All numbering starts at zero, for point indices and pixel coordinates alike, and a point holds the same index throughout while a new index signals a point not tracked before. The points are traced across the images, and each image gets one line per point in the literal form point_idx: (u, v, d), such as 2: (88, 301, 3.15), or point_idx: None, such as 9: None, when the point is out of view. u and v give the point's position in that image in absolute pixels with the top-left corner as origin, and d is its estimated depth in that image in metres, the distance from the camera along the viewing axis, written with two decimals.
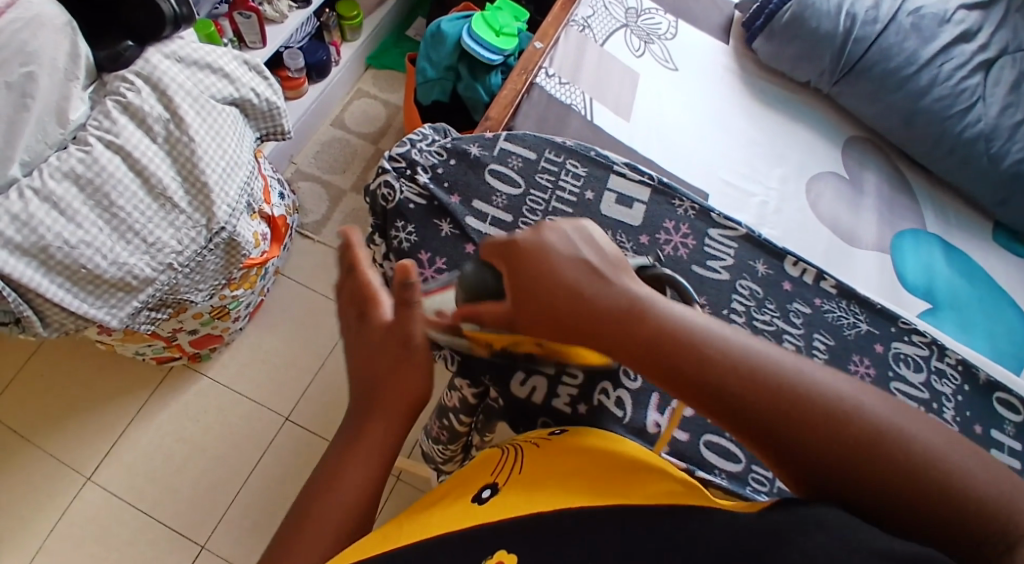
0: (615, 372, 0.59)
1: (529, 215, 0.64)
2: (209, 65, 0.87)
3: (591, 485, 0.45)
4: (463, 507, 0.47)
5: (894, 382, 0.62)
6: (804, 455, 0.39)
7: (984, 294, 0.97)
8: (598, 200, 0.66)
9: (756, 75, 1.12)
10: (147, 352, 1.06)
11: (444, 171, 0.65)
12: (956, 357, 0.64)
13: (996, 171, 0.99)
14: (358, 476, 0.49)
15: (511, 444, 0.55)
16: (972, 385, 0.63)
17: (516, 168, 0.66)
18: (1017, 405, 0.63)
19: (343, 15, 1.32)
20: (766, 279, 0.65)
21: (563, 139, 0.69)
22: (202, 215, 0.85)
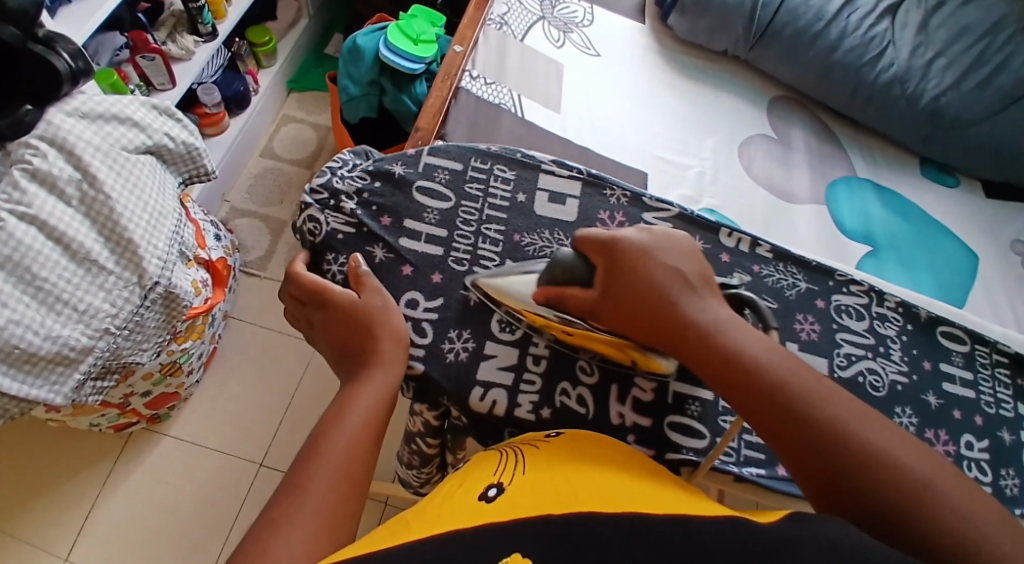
0: (571, 370, 0.59)
1: (463, 227, 0.64)
2: (116, 117, 0.84)
3: (592, 485, 0.45)
4: (470, 504, 0.44)
5: (839, 334, 0.63)
6: (823, 473, 0.44)
7: (921, 229, 1.00)
8: (530, 200, 0.66)
9: (676, 50, 1.13)
10: (102, 422, 1.03)
11: (371, 194, 0.63)
12: (895, 300, 0.65)
13: (915, 110, 1.02)
14: (335, 463, 0.46)
15: (509, 448, 0.53)
16: (915, 323, 0.65)
17: (445, 182, 0.65)
18: (961, 336, 0.65)
19: (256, 42, 1.29)
20: (704, 254, 0.66)
21: (487, 145, 0.68)
22: (132, 273, 0.83)
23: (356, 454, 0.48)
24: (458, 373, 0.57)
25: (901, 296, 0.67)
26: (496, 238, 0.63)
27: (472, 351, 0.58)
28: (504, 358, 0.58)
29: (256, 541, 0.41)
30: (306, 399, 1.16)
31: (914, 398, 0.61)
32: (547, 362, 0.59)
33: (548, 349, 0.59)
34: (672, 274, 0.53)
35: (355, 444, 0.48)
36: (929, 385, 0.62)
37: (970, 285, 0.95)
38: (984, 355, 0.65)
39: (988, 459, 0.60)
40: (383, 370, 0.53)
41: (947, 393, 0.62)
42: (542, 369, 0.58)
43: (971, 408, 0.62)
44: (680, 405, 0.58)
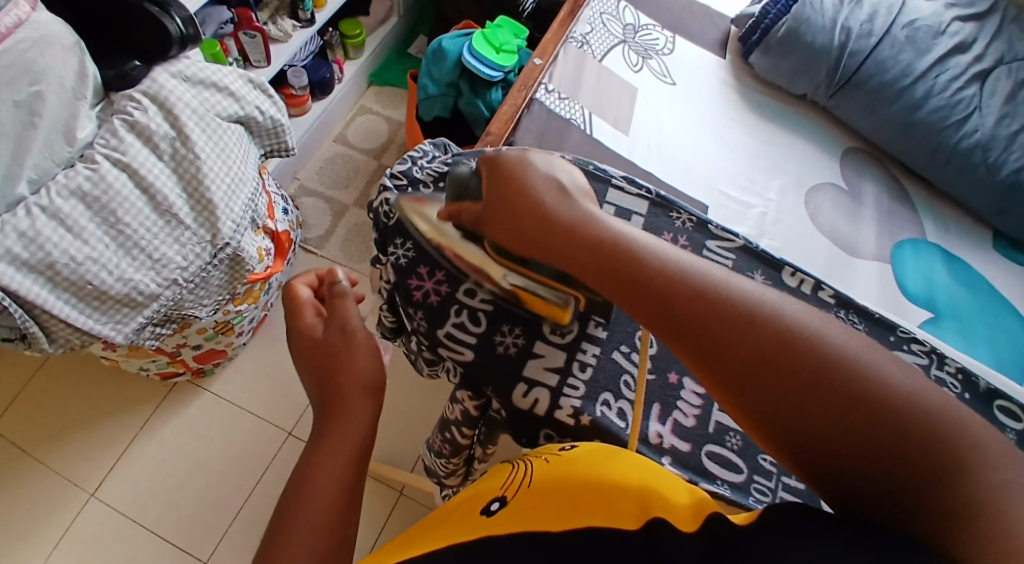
0: (616, 383, 0.59)
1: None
2: (215, 85, 0.88)
3: (602, 499, 0.45)
4: (473, 517, 0.46)
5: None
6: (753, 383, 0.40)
7: (986, 303, 0.97)
8: None
9: (753, 88, 1.13)
10: (152, 368, 1.07)
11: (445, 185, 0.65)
12: (956, 365, 0.64)
13: (995, 179, 1.00)
14: (332, 471, 0.48)
15: (520, 461, 0.55)
16: (973, 393, 0.63)
17: None
18: (1018, 414, 0.62)
19: (347, 34, 1.34)
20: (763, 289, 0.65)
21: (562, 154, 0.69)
22: (206, 231, 0.86)
23: (351, 462, 0.49)
24: (504, 366, 0.59)
25: (963, 363, 0.65)
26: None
27: (522, 347, 0.59)
28: (551, 359, 0.59)
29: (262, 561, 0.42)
30: None
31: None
32: (592, 370, 0.59)
33: (595, 358, 0.60)
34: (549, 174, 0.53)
35: (350, 454, 0.49)
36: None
37: None
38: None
39: None
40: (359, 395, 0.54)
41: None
42: (587, 377, 0.59)
43: None
44: (720, 437, 0.58)
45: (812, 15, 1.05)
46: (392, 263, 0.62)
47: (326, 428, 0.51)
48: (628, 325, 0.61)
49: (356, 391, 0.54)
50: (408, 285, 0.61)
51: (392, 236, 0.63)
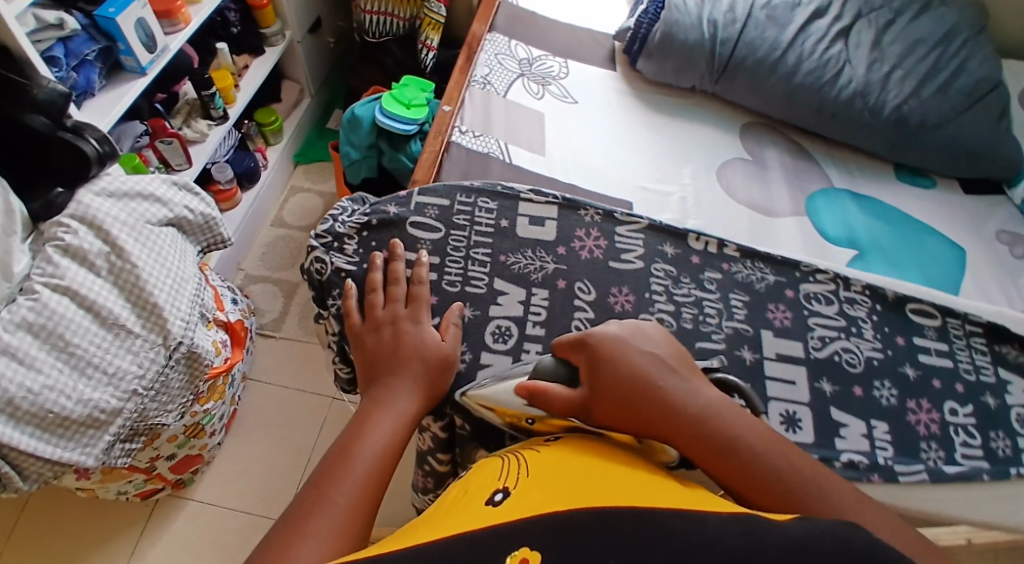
0: None
1: (454, 253, 0.68)
2: (139, 194, 0.92)
3: (597, 488, 0.47)
4: (477, 509, 0.46)
5: (811, 319, 0.67)
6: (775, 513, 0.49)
7: (903, 229, 1.05)
8: (513, 227, 0.70)
9: (649, 92, 1.21)
10: (130, 489, 1.08)
11: (369, 233, 0.68)
12: (861, 283, 0.70)
13: (881, 119, 1.09)
14: (356, 482, 0.50)
15: (511, 453, 0.57)
16: (883, 303, 0.69)
17: (435, 217, 0.70)
18: (930, 311, 0.69)
19: (262, 122, 1.38)
20: (676, 259, 0.69)
21: (471, 183, 0.73)
22: (157, 334, 0.89)
23: (371, 476, 0.51)
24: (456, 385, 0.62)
25: (869, 280, 0.71)
26: (484, 261, 0.68)
27: (470, 361, 0.63)
28: (499, 366, 0.63)
29: (275, 545, 0.45)
30: (328, 449, 1.20)
31: (890, 371, 0.65)
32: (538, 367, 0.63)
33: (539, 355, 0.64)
34: (643, 348, 0.57)
35: (372, 467, 0.52)
36: (905, 359, 0.66)
37: (959, 277, 1.01)
38: (957, 327, 0.69)
39: (975, 423, 0.64)
40: (406, 385, 0.58)
41: (925, 364, 0.66)
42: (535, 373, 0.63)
43: (951, 376, 0.66)
44: None
45: (680, 17, 1.14)
46: (334, 314, 0.66)
47: (355, 435, 0.54)
48: (561, 318, 0.65)
49: (391, 400, 0.57)
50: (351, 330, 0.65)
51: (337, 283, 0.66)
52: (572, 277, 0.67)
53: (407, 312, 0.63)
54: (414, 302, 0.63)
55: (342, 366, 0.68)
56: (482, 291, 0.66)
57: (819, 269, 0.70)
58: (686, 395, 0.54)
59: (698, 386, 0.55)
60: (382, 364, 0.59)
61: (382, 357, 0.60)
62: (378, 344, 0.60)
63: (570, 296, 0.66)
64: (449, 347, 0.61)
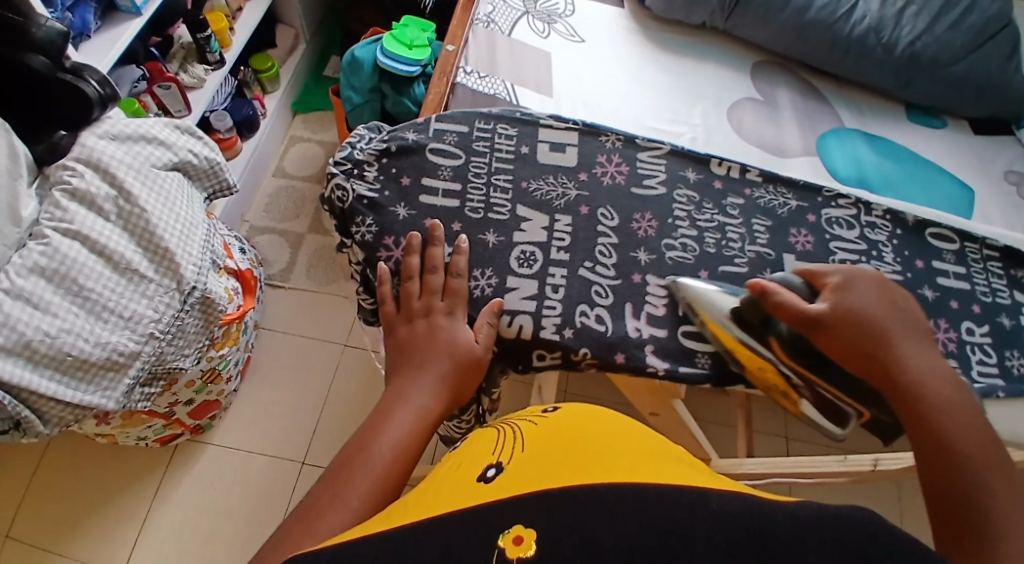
0: (588, 293, 0.63)
1: (475, 179, 0.67)
2: (143, 137, 0.90)
3: (596, 454, 0.44)
4: (468, 484, 0.43)
5: (833, 243, 0.68)
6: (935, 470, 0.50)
7: (912, 168, 1.05)
8: (534, 153, 0.69)
9: (658, 30, 1.19)
10: (149, 435, 1.09)
11: (389, 159, 0.67)
12: (882, 209, 0.70)
13: (893, 58, 1.08)
14: (373, 477, 0.48)
15: (504, 427, 0.54)
16: (903, 228, 0.70)
17: (455, 143, 0.69)
18: (949, 236, 0.71)
19: (258, 68, 1.35)
20: (699, 183, 0.70)
21: (489, 108, 0.72)
22: (171, 278, 0.88)
23: (389, 472, 0.49)
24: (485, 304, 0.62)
25: (890, 205, 0.72)
26: (506, 187, 0.67)
27: (496, 285, 0.62)
28: (526, 289, 0.62)
29: (287, 537, 0.43)
30: (343, 395, 1.21)
31: (909, 292, 0.66)
32: (564, 289, 0.63)
33: (565, 279, 0.63)
34: (877, 295, 0.58)
35: (391, 464, 0.50)
36: (924, 280, 0.67)
37: (968, 213, 1.01)
38: (975, 252, 0.70)
39: (992, 342, 0.65)
40: (433, 382, 0.56)
41: (942, 286, 0.67)
42: (561, 296, 0.63)
43: (968, 298, 0.67)
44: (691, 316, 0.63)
45: None
46: (358, 242, 0.64)
47: (376, 430, 0.52)
48: (585, 242, 0.65)
49: (415, 395, 0.55)
50: (378, 258, 0.63)
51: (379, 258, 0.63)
52: (594, 204, 0.67)
53: (443, 304, 0.60)
54: (452, 294, 0.61)
55: (365, 298, 0.67)
56: (505, 217, 0.65)
57: (841, 194, 0.70)
58: (911, 356, 0.55)
59: (930, 359, 0.56)
60: (412, 360, 0.57)
61: (413, 348, 0.58)
62: (409, 340, 0.59)
63: (593, 223, 0.66)
64: (482, 348, 0.59)
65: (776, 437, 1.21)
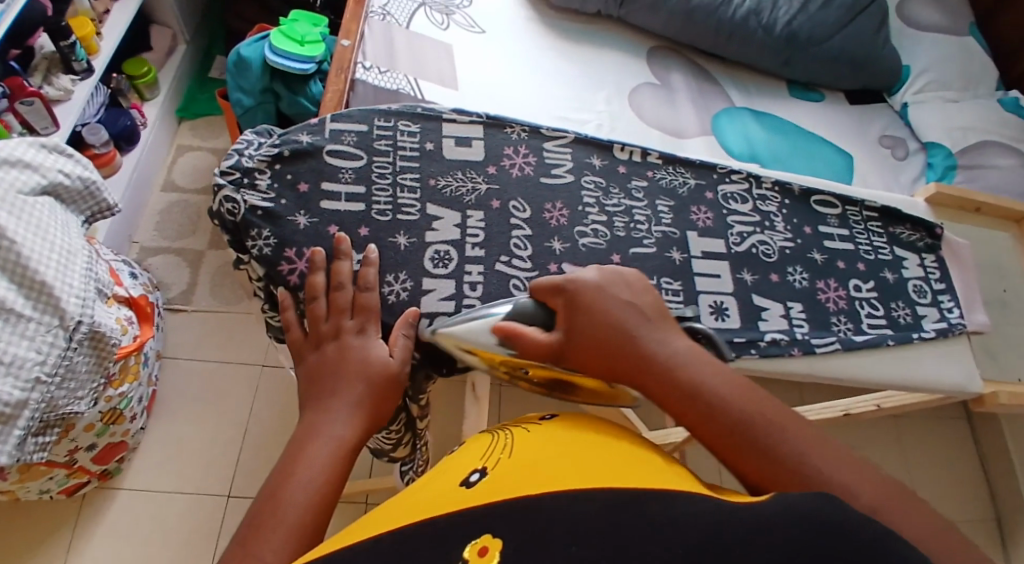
0: (506, 287, 0.62)
1: (380, 180, 0.64)
2: (7, 160, 0.84)
3: (582, 461, 0.46)
4: (451, 491, 0.45)
5: (730, 217, 0.70)
6: (754, 461, 0.47)
7: (797, 141, 1.15)
8: (438, 148, 0.67)
9: (556, 18, 1.20)
10: (53, 487, 1.00)
11: (282, 165, 0.62)
12: (770, 180, 0.73)
13: (773, 37, 1.16)
14: (286, 531, 0.45)
15: (500, 430, 0.57)
16: (791, 198, 0.73)
17: (354, 143, 0.65)
18: (831, 201, 0.74)
19: (133, 75, 1.25)
20: (604, 170, 0.70)
21: (388, 104, 0.68)
22: (53, 315, 0.82)
23: (306, 517, 0.46)
24: (399, 310, 0.60)
25: (779, 177, 0.74)
26: (413, 186, 0.64)
27: (411, 289, 0.61)
28: (442, 290, 0.61)
29: None
30: (264, 419, 1.16)
31: (800, 257, 0.70)
32: (483, 286, 0.62)
33: (482, 276, 0.62)
34: (609, 293, 0.57)
35: (306, 510, 0.46)
36: (812, 245, 0.71)
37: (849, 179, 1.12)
38: (855, 214, 0.74)
39: (878, 296, 0.70)
40: (345, 408, 0.53)
41: (829, 248, 0.71)
42: (479, 293, 0.62)
43: (853, 257, 0.72)
44: None
45: None
46: (256, 257, 0.60)
47: (285, 472, 0.48)
48: (499, 238, 0.64)
49: (326, 429, 0.51)
50: (280, 272, 0.59)
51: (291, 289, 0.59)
52: (505, 197, 0.66)
53: (352, 324, 0.57)
54: (362, 311, 0.58)
55: (268, 311, 0.64)
56: (415, 217, 0.63)
57: (734, 169, 0.72)
58: (657, 341, 0.54)
59: (667, 334, 0.55)
60: (323, 389, 0.54)
61: (322, 376, 0.55)
62: (319, 372, 0.55)
63: (506, 216, 0.65)
64: (398, 363, 0.57)
65: None
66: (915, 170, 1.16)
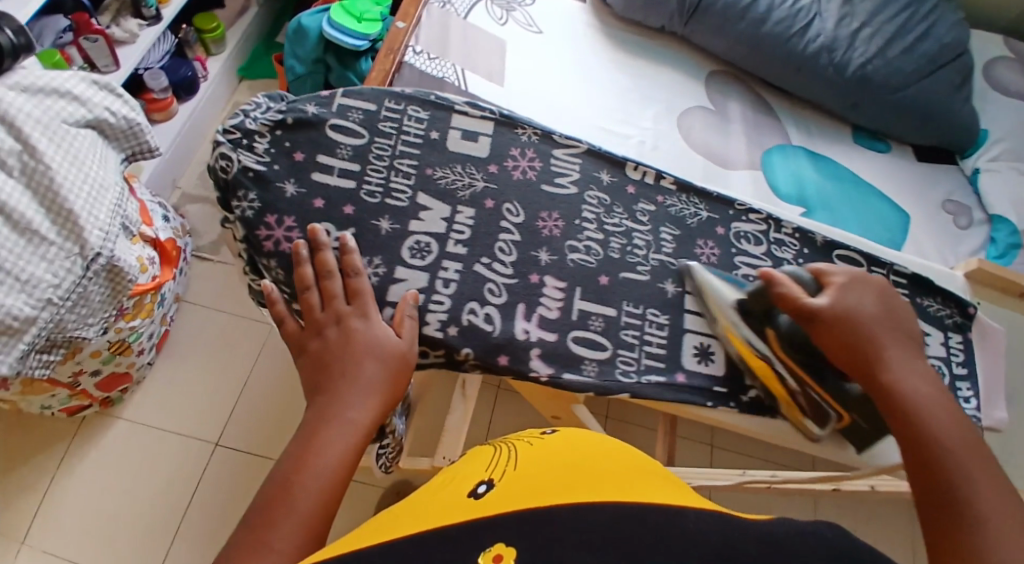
0: (480, 292, 0.61)
1: (376, 161, 0.63)
2: (55, 91, 0.87)
3: (602, 478, 0.43)
4: (460, 500, 0.43)
5: (737, 257, 0.68)
6: (927, 485, 0.50)
7: (851, 190, 1.09)
8: (443, 139, 0.66)
9: (618, 29, 1.18)
10: (54, 404, 1.04)
11: (283, 133, 0.62)
12: (791, 225, 0.70)
13: (843, 78, 1.10)
14: (296, 520, 0.44)
15: (501, 443, 0.55)
16: (811, 247, 0.69)
17: (359, 122, 0.65)
18: (856, 259, 0.69)
19: (202, 28, 1.29)
20: (611, 186, 0.68)
21: (402, 88, 0.68)
22: (73, 243, 0.85)
23: (317, 509, 0.45)
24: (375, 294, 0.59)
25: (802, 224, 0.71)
26: (409, 172, 0.64)
27: (383, 275, 0.60)
28: (413, 281, 0.60)
29: None
30: (263, 377, 1.17)
31: None
32: (456, 284, 0.61)
33: (457, 274, 0.61)
34: (876, 301, 0.60)
35: (317, 501, 0.45)
36: None
37: (901, 239, 1.06)
38: (882, 277, 0.69)
39: None
40: (355, 392, 0.52)
41: None
42: (451, 291, 0.60)
43: None
44: (583, 321, 0.62)
45: None
46: (239, 219, 0.60)
47: (298, 459, 0.47)
48: (484, 238, 0.63)
49: (337, 415, 0.50)
50: (258, 237, 0.59)
51: (271, 274, 0.59)
52: (500, 198, 0.65)
53: (351, 309, 0.56)
54: (357, 297, 0.57)
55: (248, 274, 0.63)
56: (404, 204, 0.62)
57: (752, 208, 0.70)
58: (899, 357, 0.57)
59: (912, 357, 0.57)
60: (322, 377, 0.53)
61: (326, 361, 0.54)
62: (321, 356, 0.54)
63: (497, 218, 0.64)
64: (405, 343, 0.56)
65: (701, 445, 1.21)
66: (976, 241, 1.08)
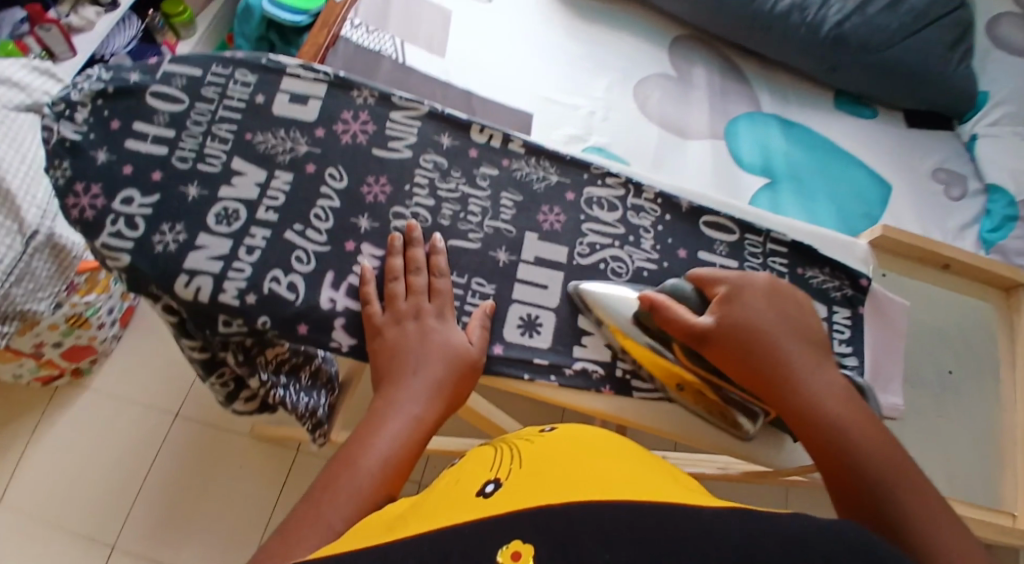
0: (287, 257, 0.55)
1: (192, 127, 0.58)
2: None
3: (624, 478, 0.36)
4: (466, 501, 0.37)
5: (585, 224, 0.61)
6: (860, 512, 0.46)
7: (824, 158, 1.00)
8: (265, 104, 0.59)
9: None
10: (24, 374, 1.08)
11: (102, 101, 0.57)
12: (653, 192, 0.63)
13: (817, 38, 1.01)
14: (352, 499, 0.43)
15: (500, 444, 0.48)
16: (674, 213, 0.63)
17: (180, 88, 0.59)
18: (726, 225, 0.63)
19: (169, 13, 1.30)
20: (451, 151, 0.61)
21: (232, 53, 0.61)
22: (12, 221, 0.88)
23: (372, 494, 0.44)
24: (164, 263, 0.53)
25: (665, 188, 0.64)
26: (225, 138, 0.58)
27: (182, 243, 0.53)
28: (216, 248, 0.54)
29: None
30: None
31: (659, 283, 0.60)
32: (260, 252, 0.54)
33: (264, 241, 0.55)
34: (770, 306, 0.54)
35: (373, 483, 0.45)
36: (682, 272, 0.60)
37: (877, 213, 0.96)
38: (755, 245, 0.63)
39: None
40: (422, 379, 0.51)
41: None
42: (254, 259, 0.54)
43: None
44: None
45: None
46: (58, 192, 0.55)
47: (354, 444, 0.47)
48: (298, 204, 0.57)
49: (399, 404, 0.49)
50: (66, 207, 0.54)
51: (105, 261, 0.54)
52: (323, 162, 0.59)
53: (431, 307, 0.55)
54: (438, 295, 0.55)
55: None
56: (215, 169, 0.56)
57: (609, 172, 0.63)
58: (807, 369, 0.52)
59: (821, 364, 0.53)
60: (394, 367, 0.51)
61: (401, 353, 0.52)
62: (399, 346, 0.52)
63: (317, 183, 0.58)
64: (476, 350, 0.54)
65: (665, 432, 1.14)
66: (968, 215, 0.97)
